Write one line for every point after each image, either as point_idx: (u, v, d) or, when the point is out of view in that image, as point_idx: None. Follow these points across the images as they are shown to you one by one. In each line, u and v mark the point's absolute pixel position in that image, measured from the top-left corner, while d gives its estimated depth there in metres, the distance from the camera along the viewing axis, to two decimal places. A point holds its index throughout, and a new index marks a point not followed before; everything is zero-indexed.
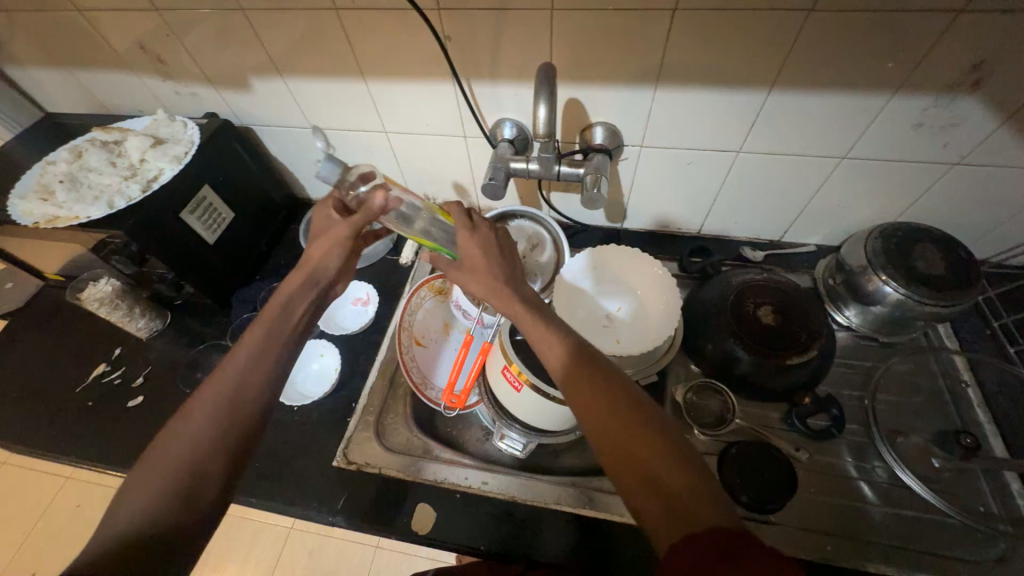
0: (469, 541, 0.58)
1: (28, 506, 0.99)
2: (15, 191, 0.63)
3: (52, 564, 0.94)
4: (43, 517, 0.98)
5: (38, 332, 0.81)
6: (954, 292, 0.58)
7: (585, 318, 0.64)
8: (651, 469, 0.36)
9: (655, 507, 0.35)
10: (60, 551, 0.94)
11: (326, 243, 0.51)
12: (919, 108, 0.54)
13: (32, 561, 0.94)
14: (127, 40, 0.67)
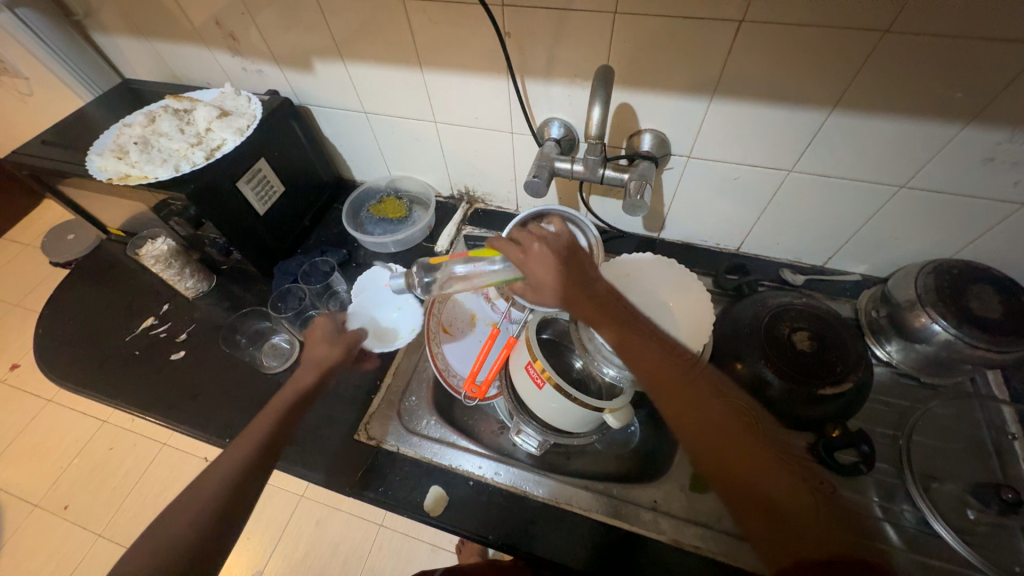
0: (477, 528, 0.59)
1: (67, 443, 1.06)
2: (94, 148, 0.68)
3: (82, 500, 1.00)
4: (78, 455, 1.05)
5: (96, 282, 0.87)
6: (1011, 338, 0.55)
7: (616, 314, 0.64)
8: (755, 471, 0.45)
9: (755, 511, 0.43)
10: (91, 488, 1.00)
11: (331, 346, 0.66)
12: (992, 142, 0.51)
13: (65, 495, 1.01)
14: (205, 16, 0.71)
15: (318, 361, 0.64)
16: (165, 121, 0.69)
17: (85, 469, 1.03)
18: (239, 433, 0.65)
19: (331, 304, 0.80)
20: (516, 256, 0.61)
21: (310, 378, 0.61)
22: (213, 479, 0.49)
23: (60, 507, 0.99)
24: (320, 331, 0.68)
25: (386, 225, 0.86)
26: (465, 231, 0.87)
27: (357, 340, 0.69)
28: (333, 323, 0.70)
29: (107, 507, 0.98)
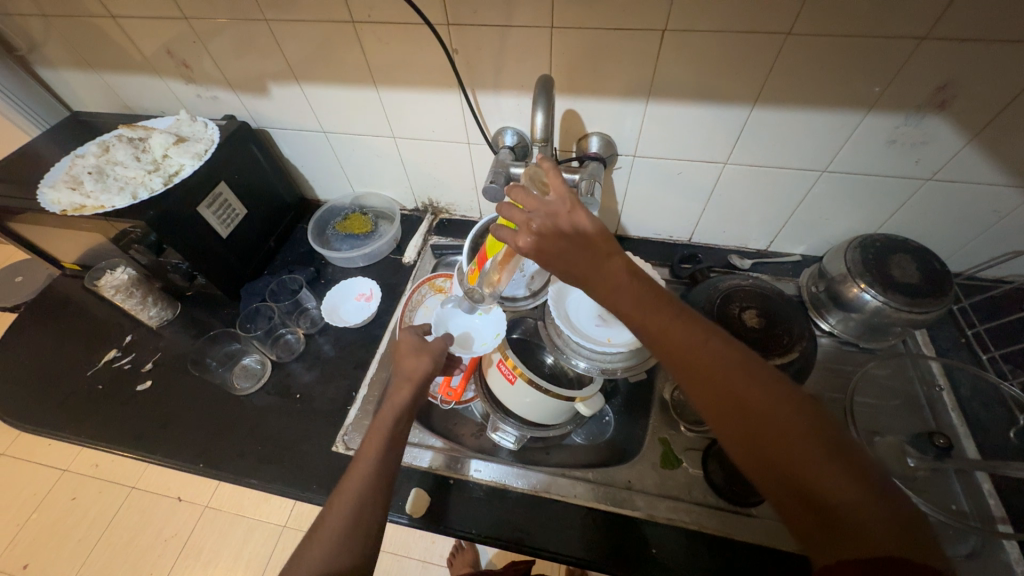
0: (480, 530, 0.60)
1: (26, 496, 1.00)
2: (45, 181, 0.67)
3: (48, 555, 0.95)
4: (38, 509, 0.99)
5: (50, 320, 0.84)
6: (928, 300, 0.62)
7: (573, 304, 0.69)
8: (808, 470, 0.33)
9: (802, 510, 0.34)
10: (58, 543, 0.95)
11: (419, 354, 0.59)
12: (891, 126, 0.58)
13: (26, 553, 0.95)
14: (156, 46, 0.72)
15: (410, 372, 0.58)
16: (119, 150, 0.68)
17: (48, 521, 0.98)
18: (214, 457, 0.64)
19: (302, 321, 0.79)
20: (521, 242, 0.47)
21: (410, 391, 0.57)
22: (328, 525, 0.45)
23: (19, 567, 0.94)
24: (406, 344, 0.61)
25: (353, 240, 0.88)
26: (431, 241, 0.89)
27: (445, 347, 0.62)
28: (417, 333, 0.63)
29: (72, 562, 0.93)
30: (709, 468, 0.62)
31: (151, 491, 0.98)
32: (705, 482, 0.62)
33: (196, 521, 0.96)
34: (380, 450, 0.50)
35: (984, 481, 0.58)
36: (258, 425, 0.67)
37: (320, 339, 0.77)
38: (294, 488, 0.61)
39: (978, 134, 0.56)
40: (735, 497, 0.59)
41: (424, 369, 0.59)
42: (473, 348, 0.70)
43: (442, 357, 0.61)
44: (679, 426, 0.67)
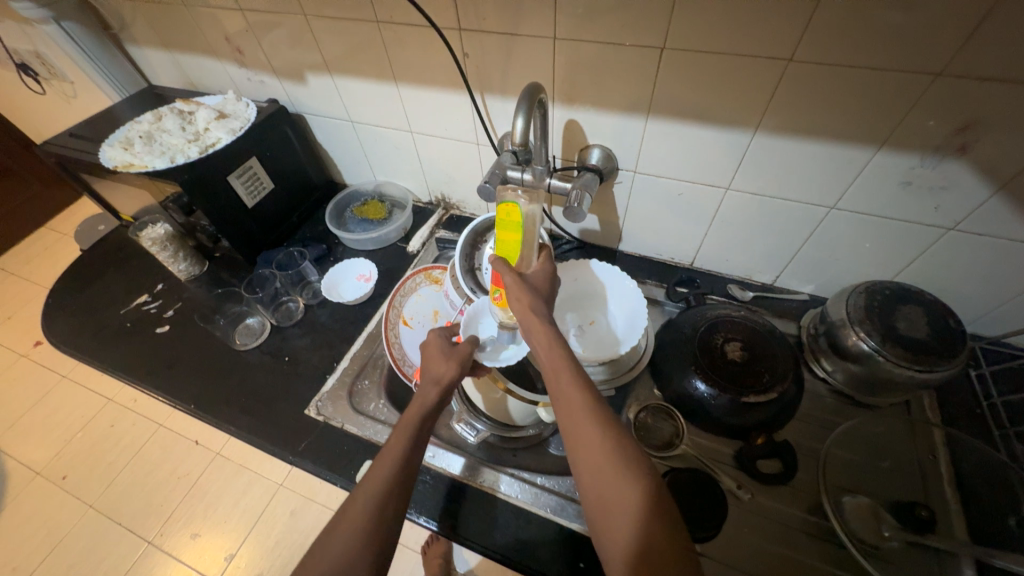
0: (507, 542, 0.61)
1: (76, 418, 1.08)
2: (108, 141, 0.77)
3: (82, 473, 0.99)
4: (83, 430, 1.06)
5: (104, 262, 0.96)
6: (932, 358, 0.57)
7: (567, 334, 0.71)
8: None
9: None
10: (92, 465, 1.00)
11: (445, 359, 0.58)
12: (906, 166, 0.54)
13: (67, 465, 1.01)
14: (216, 32, 0.81)
15: (438, 377, 0.57)
16: (169, 120, 0.78)
17: (85, 445, 1.03)
18: (204, 402, 0.71)
19: (305, 292, 0.85)
20: (508, 275, 0.54)
21: (434, 395, 0.55)
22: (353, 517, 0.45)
23: (59, 477, 1.00)
24: (433, 348, 0.60)
25: (367, 225, 0.93)
26: (437, 234, 0.93)
27: (471, 351, 0.60)
28: (443, 335, 0.62)
29: (100, 483, 0.97)
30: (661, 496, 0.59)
31: (174, 431, 1.02)
32: None
33: (206, 465, 0.96)
34: (403, 453, 0.50)
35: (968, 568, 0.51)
36: (249, 379, 0.73)
37: (318, 310, 0.82)
38: (264, 440, 0.66)
39: (1006, 185, 0.51)
40: None
41: (452, 374, 0.57)
42: (501, 357, 0.64)
43: (468, 363, 0.60)
44: (641, 449, 0.65)
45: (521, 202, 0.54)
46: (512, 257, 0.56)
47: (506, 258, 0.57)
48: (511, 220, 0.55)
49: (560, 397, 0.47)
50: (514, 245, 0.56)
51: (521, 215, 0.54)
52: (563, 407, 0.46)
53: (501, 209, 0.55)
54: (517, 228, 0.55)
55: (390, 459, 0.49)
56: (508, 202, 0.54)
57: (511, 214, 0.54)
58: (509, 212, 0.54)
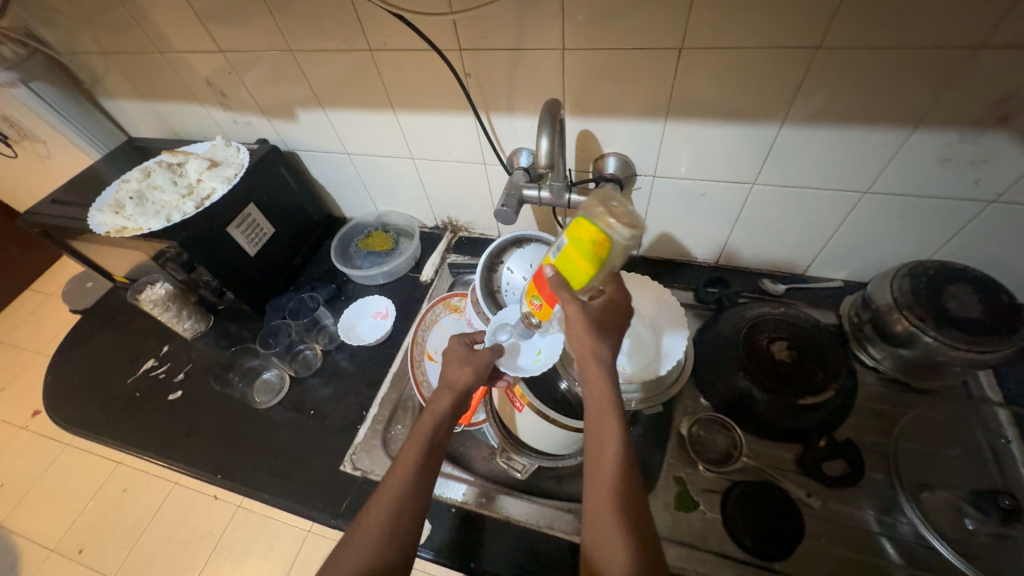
0: (508, 566, 0.60)
1: (84, 486, 1.00)
2: (95, 204, 0.73)
3: (99, 544, 0.93)
4: (95, 497, 0.99)
5: (102, 328, 0.91)
6: (990, 338, 0.54)
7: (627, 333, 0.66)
8: None
9: None
10: (109, 535, 0.93)
11: (463, 366, 0.56)
12: (944, 144, 0.52)
13: (82, 537, 0.95)
14: (197, 77, 0.77)
15: (454, 381, 0.55)
16: (159, 175, 0.73)
17: (96, 513, 0.97)
18: (231, 469, 0.67)
19: (320, 338, 0.81)
20: (570, 305, 0.48)
21: (449, 400, 0.54)
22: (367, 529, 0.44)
23: (75, 551, 0.94)
24: (453, 354, 0.58)
25: (375, 258, 0.89)
26: (449, 259, 0.90)
27: (490, 360, 0.58)
28: (464, 342, 0.61)
29: (119, 553, 0.90)
30: (728, 514, 0.57)
31: (193, 489, 0.96)
32: (723, 527, 0.57)
33: (229, 519, 0.93)
34: (419, 463, 0.48)
35: None
36: (275, 439, 0.69)
37: (337, 355, 0.78)
38: (301, 504, 0.62)
39: None
40: (757, 550, 0.54)
41: (467, 381, 0.55)
42: (523, 367, 0.62)
43: (487, 369, 0.57)
44: (698, 465, 0.62)
45: (615, 239, 0.43)
46: (578, 282, 0.48)
47: (568, 280, 0.48)
48: (595, 251, 0.44)
49: (593, 441, 0.46)
50: (586, 274, 0.47)
51: (609, 250, 0.44)
52: (592, 453, 0.46)
53: (587, 231, 0.44)
54: (597, 261, 0.45)
55: (406, 467, 0.48)
56: (600, 233, 0.43)
57: (598, 246, 0.44)
58: (602, 243, 0.44)
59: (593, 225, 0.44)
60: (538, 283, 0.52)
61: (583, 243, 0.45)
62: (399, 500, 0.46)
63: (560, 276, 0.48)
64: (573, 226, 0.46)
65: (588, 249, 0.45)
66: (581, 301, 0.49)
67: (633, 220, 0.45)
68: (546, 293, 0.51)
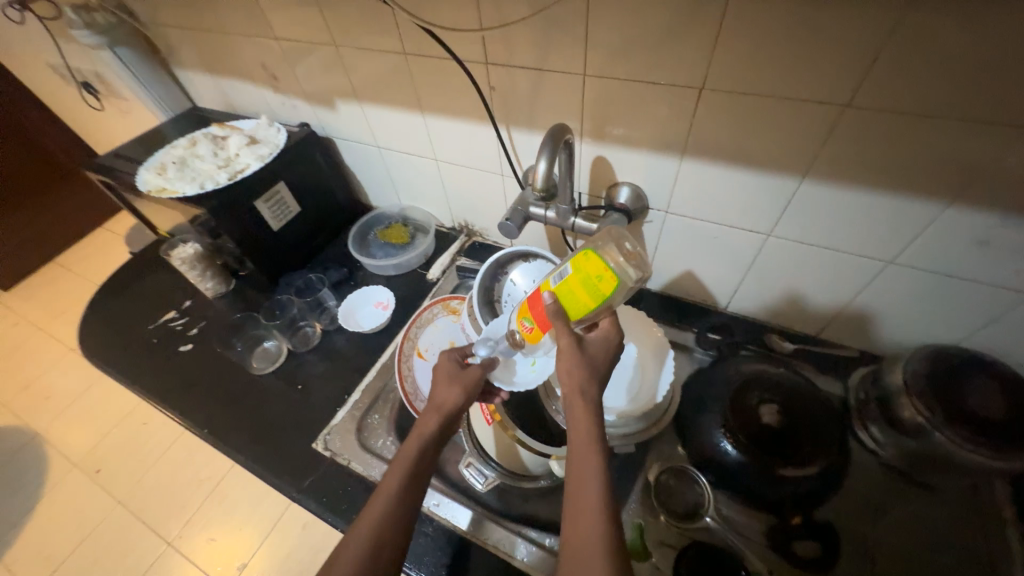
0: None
1: (109, 414, 1.09)
2: (146, 164, 0.80)
3: (115, 467, 0.99)
4: (118, 426, 1.06)
5: (141, 275, 1.00)
6: (1007, 444, 0.49)
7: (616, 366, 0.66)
8: None
9: None
10: (121, 462, 0.99)
11: (452, 386, 0.58)
12: (981, 224, 0.48)
13: (100, 459, 1.02)
14: (254, 60, 0.83)
15: (441, 404, 0.57)
16: (203, 146, 0.80)
17: (116, 439, 1.04)
18: (218, 426, 0.71)
19: (323, 318, 0.85)
20: (565, 336, 0.48)
21: (435, 424, 0.55)
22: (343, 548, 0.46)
23: (93, 470, 1.01)
24: (443, 369, 0.61)
25: (389, 249, 0.92)
26: (458, 262, 0.91)
27: (479, 378, 0.59)
28: (455, 357, 0.62)
29: (127, 482, 0.96)
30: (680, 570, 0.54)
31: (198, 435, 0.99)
32: None
33: (226, 473, 0.93)
34: (400, 488, 0.50)
35: None
36: (262, 406, 0.73)
37: (335, 336, 0.82)
38: (270, 473, 0.65)
39: None
40: None
41: (455, 402, 0.57)
42: (517, 380, 0.64)
43: (476, 388, 0.59)
44: (660, 515, 0.60)
45: (624, 281, 0.44)
46: (575, 312, 0.47)
47: (566, 309, 0.48)
48: (599, 288, 0.45)
49: (573, 471, 0.44)
50: (586, 307, 0.46)
51: (614, 291, 0.44)
52: (574, 482, 0.44)
53: (596, 267, 0.44)
54: (599, 297, 0.45)
55: (388, 492, 0.50)
56: (609, 271, 0.44)
57: (604, 283, 0.44)
58: (607, 279, 0.44)
59: (602, 262, 0.44)
60: (532, 304, 0.50)
61: (588, 276, 0.45)
62: (376, 523, 0.47)
63: (558, 303, 0.47)
64: (581, 258, 0.46)
65: (593, 283, 0.45)
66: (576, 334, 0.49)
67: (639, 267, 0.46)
68: (540, 317, 0.49)
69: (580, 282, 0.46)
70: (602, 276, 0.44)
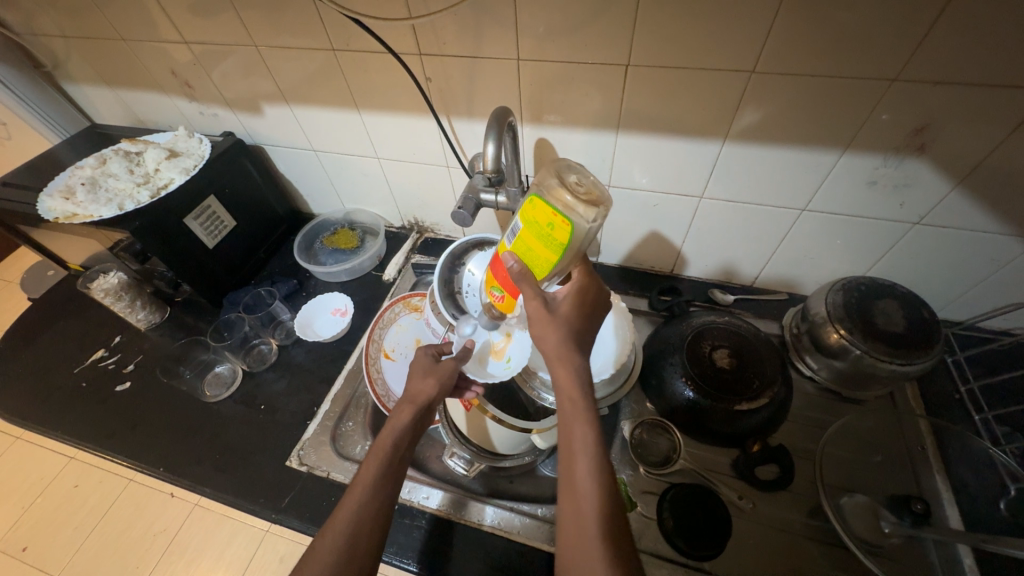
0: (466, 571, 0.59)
1: (31, 481, 0.96)
2: (46, 189, 0.72)
3: (46, 539, 0.88)
4: (43, 493, 0.94)
5: (53, 317, 0.89)
6: (913, 351, 0.58)
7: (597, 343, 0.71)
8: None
9: None
10: (54, 532, 0.88)
11: (426, 378, 0.59)
12: (871, 167, 0.56)
13: (27, 534, 0.90)
14: (162, 68, 0.77)
15: (415, 396, 0.58)
16: (114, 163, 0.73)
17: (45, 507, 0.92)
18: (174, 462, 0.66)
19: (277, 333, 0.82)
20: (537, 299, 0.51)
21: (411, 414, 0.57)
22: (325, 544, 0.46)
23: (20, 549, 0.88)
24: (419, 366, 0.62)
25: (338, 255, 0.90)
26: (413, 259, 0.91)
27: (455, 370, 0.61)
28: (430, 352, 0.63)
29: (65, 552, 0.86)
30: (663, 516, 0.59)
31: (146, 484, 0.91)
32: (658, 528, 0.59)
33: (185, 518, 0.86)
34: (376, 480, 0.51)
35: (966, 555, 0.53)
36: (222, 433, 0.69)
37: (293, 350, 0.79)
38: (243, 500, 0.61)
39: (965, 180, 0.53)
40: (690, 551, 0.56)
41: (428, 393, 0.58)
42: (492, 374, 0.69)
43: (451, 380, 0.61)
44: (639, 468, 0.64)
45: (576, 224, 0.43)
46: (541, 269, 0.48)
47: (531, 268, 0.49)
48: (554, 236, 0.45)
49: (562, 434, 0.48)
50: (549, 261, 0.47)
51: (569, 236, 0.44)
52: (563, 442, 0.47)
53: (545, 214, 0.44)
54: (559, 246, 0.45)
55: (363, 485, 0.50)
56: (558, 216, 0.43)
57: (557, 230, 0.44)
58: (559, 226, 0.44)
59: (550, 208, 0.44)
60: (500, 272, 0.53)
61: (542, 227, 0.45)
62: (358, 515, 0.48)
63: (523, 263, 0.49)
64: (530, 208, 0.46)
65: (548, 232, 0.45)
66: (547, 298, 0.52)
67: (595, 202, 0.45)
68: (507, 286, 0.53)
69: (537, 236, 0.46)
70: (555, 223, 0.44)
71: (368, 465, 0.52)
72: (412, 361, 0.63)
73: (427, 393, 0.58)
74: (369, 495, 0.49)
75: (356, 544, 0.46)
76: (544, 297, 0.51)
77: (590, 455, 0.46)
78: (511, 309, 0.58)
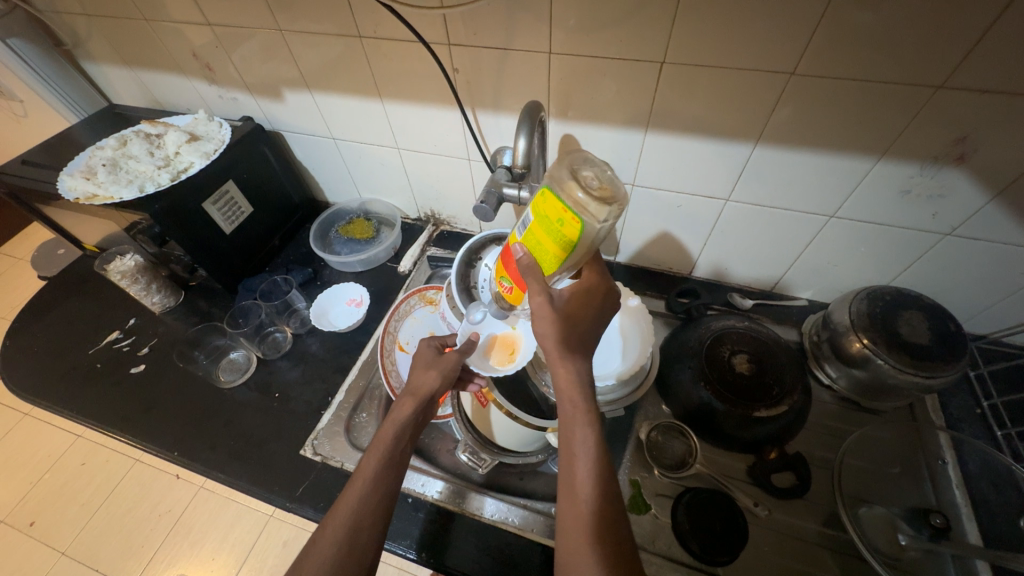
0: (479, 567, 0.59)
1: (39, 457, 0.96)
2: (66, 168, 0.71)
3: (52, 516, 0.88)
4: (50, 470, 0.94)
5: (66, 297, 0.89)
6: (937, 364, 0.57)
7: (602, 338, 0.70)
8: None
9: None
10: (61, 510, 0.88)
11: (428, 371, 0.60)
12: (905, 176, 0.54)
13: (35, 509, 0.90)
14: (183, 49, 0.76)
15: (416, 389, 0.58)
16: (135, 145, 0.72)
17: (52, 484, 0.92)
18: (189, 447, 0.66)
19: (292, 321, 0.82)
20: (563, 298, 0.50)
21: (413, 407, 0.57)
22: (327, 537, 0.46)
23: (26, 524, 0.88)
24: (423, 357, 0.62)
25: (354, 245, 0.89)
26: (429, 252, 0.90)
27: (457, 364, 0.60)
28: (434, 346, 0.64)
29: (71, 529, 0.86)
30: (678, 519, 0.59)
31: (152, 465, 0.91)
32: (671, 531, 0.59)
33: (190, 500, 0.87)
34: (377, 473, 0.50)
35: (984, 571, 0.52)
36: (236, 419, 0.69)
37: (308, 340, 0.78)
38: (257, 487, 0.61)
39: (1003, 192, 0.52)
40: (702, 555, 0.56)
41: (430, 384, 0.59)
42: (494, 367, 0.63)
43: (454, 374, 0.60)
44: (654, 469, 0.64)
45: (587, 222, 0.40)
46: (550, 266, 0.46)
47: (540, 262, 0.47)
48: (563, 233, 0.42)
49: (563, 439, 0.48)
50: (558, 258, 0.45)
51: (579, 235, 0.41)
52: (564, 447, 0.47)
53: (555, 210, 0.41)
54: (568, 244, 0.43)
55: (365, 478, 0.50)
56: (569, 213, 0.41)
57: (566, 227, 0.41)
58: (569, 224, 0.41)
59: (561, 203, 0.41)
60: (509, 264, 0.51)
61: (553, 223, 0.42)
62: (357, 511, 0.47)
63: (532, 257, 0.47)
64: (541, 201, 0.43)
65: (559, 228, 0.42)
66: (552, 292, 0.49)
67: (607, 199, 0.41)
68: (515, 276, 0.51)
69: (548, 232, 0.43)
70: (569, 222, 0.41)
71: (370, 458, 0.52)
72: (415, 354, 0.63)
73: (431, 387, 0.58)
74: (370, 489, 0.49)
75: (358, 536, 0.46)
76: (549, 292, 0.48)
77: (590, 460, 0.46)
78: (519, 301, 0.55)
